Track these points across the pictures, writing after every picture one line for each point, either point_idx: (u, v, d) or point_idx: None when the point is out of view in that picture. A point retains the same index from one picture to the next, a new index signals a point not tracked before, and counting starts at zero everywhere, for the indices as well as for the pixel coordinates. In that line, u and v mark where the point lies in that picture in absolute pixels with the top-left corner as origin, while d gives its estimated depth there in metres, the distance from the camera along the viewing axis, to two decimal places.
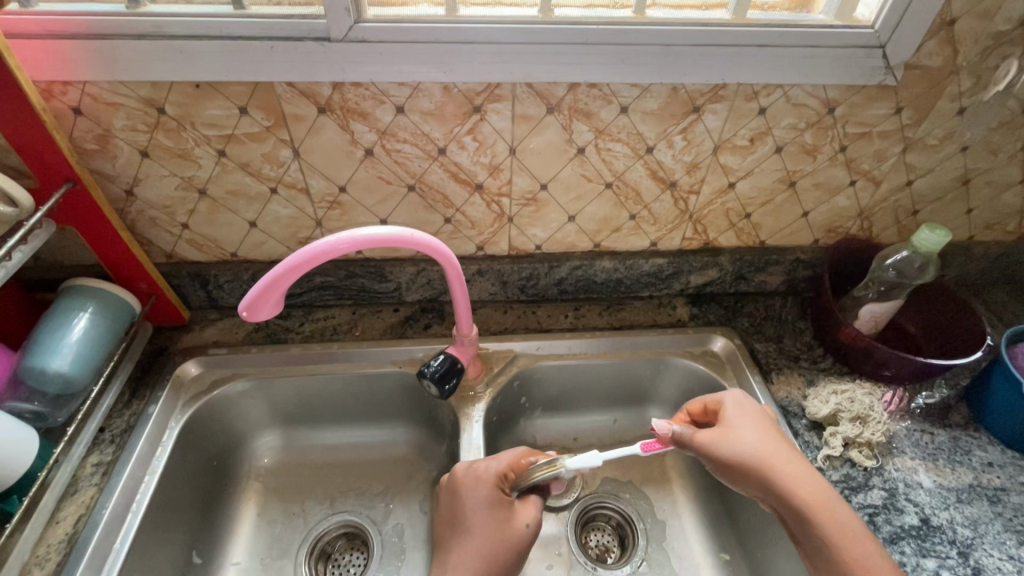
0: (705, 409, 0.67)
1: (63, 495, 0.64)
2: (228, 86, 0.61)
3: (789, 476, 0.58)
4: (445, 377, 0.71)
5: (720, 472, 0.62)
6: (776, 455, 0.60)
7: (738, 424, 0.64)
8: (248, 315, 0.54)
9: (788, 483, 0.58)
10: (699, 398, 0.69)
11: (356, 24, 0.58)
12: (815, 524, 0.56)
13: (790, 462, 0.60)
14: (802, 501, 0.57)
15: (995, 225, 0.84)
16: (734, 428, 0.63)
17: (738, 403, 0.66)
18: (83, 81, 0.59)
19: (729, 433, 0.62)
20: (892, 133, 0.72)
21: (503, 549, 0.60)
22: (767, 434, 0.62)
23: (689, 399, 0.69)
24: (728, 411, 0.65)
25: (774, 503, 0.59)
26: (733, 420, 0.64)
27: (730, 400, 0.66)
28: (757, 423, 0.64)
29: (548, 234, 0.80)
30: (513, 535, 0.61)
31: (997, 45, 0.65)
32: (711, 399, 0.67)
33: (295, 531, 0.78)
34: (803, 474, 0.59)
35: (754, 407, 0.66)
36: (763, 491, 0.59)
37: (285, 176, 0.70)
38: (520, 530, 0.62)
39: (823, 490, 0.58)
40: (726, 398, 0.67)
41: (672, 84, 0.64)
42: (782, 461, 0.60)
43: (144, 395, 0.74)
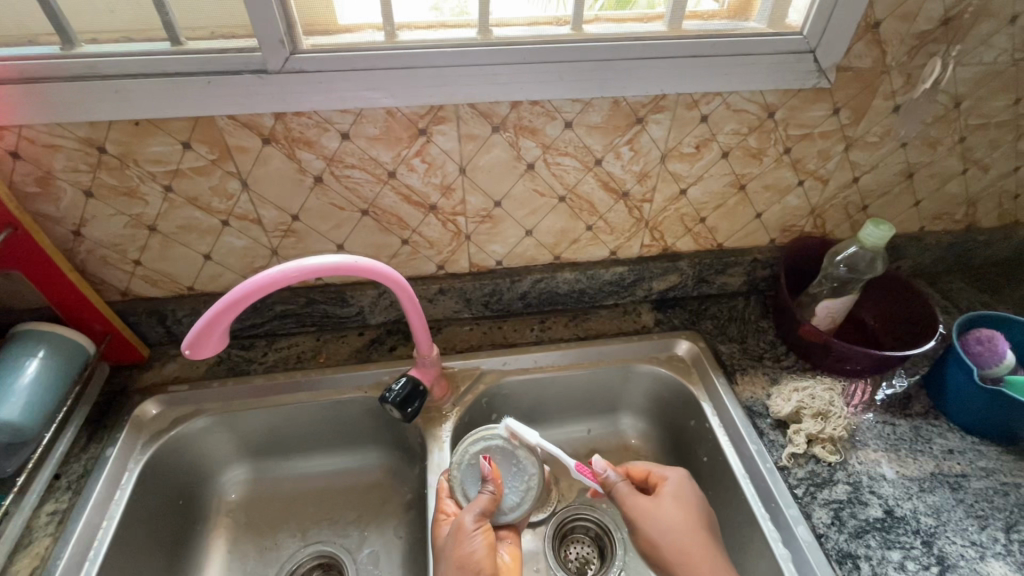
0: (647, 477, 0.69)
1: (16, 548, 0.62)
2: (168, 122, 0.61)
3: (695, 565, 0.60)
4: (407, 400, 0.71)
5: (639, 545, 0.64)
6: (693, 542, 0.62)
7: (668, 505, 0.65)
8: (192, 352, 0.53)
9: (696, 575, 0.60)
10: (645, 468, 0.70)
11: (292, 55, 0.58)
12: None
13: (706, 557, 0.61)
14: None
15: (943, 215, 0.87)
16: (664, 504, 0.65)
17: (678, 482, 0.67)
18: (18, 125, 0.58)
19: (659, 507, 0.64)
20: (832, 132, 0.74)
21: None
22: (689, 519, 0.64)
23: (637, 463, 0.71)
24: (667, 487, 0.67)
25: None
26: (667, 496, 0.66)
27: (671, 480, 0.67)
28: (682, 508, 0.65)
29: (507, 249, 0.80)
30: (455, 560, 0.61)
31: (922, 44, 0.67)
32: (655, 471, 0.69)
33: (268, 566, 0.77)
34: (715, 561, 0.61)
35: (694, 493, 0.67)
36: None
37: (235, 208, 0.70)
38: (448, 541, 0.64)
39: None
40: (669, 476, 0.68)
41: (613, 97, 0.66)
42: (696, 545, 0.62)
43: (102, 436, 0.72)
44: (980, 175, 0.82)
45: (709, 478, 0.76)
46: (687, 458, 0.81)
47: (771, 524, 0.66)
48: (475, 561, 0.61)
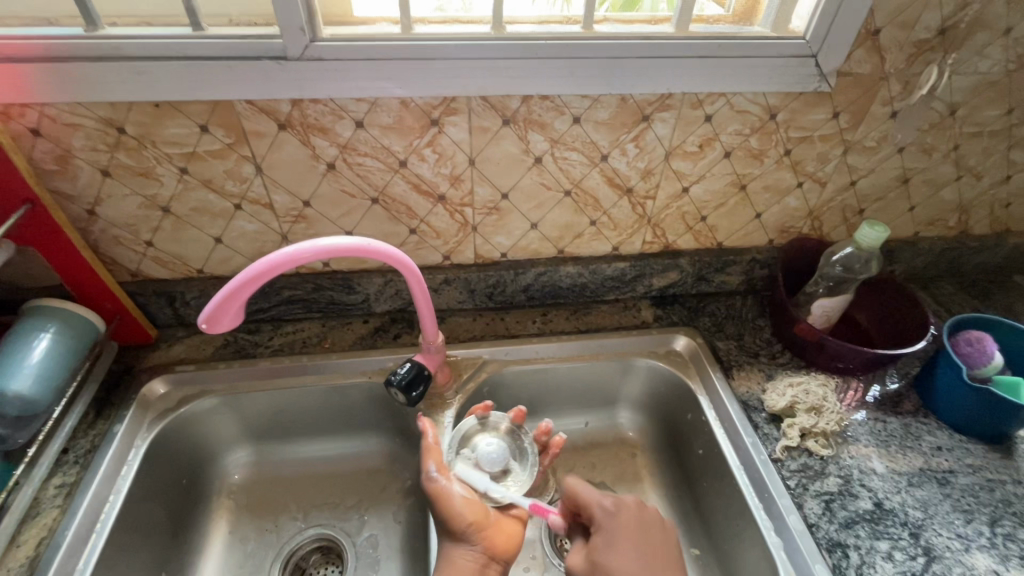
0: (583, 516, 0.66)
1: (24, 518, 0.63)
2: (188, 105, 0.62)
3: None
4: (412, 384, 0.72)
5: None
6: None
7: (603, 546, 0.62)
8: (208, 326, 0.55)
9: None
10: (580, 497, 0.66)
11: (312, 42, 0.60)
12: None
13: None
14: None
15: (937, 221, 0.89)
16: (609, 539, 0.62)
17: (618, 502, 0.65)
18: (40, 103, 0.60)
19: (590, 554, 0.62)
20: (832, 136, 0.76)
21: (454, 538, 0.65)
22: (636, 549, 0.61)
23: (576, 490, 0.66)
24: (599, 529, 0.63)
25: None
26: (604, 527, 0.63)
27: (606, 505, 0.65)
28: (635, 535, 0.62)
29: (512, 241, 0.82)
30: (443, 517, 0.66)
31: (920, 53, 0.69)
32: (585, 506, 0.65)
33: (268, 547, 0.78)
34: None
35: (626, 517, 0.64)
36: None
37: (248, 192, 0.71)
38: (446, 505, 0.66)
39: None
40: (596, 511, 0.64)
41: (620, 94, 0.68)
42: None
43: (109, 413, 0.74)
44: (973, 183, 0.85)
45: (704, 469, 0.78)
46: (683, 450, 0.83)
47: (763, 514, 0.68)
48: (458, 515, 0.66)
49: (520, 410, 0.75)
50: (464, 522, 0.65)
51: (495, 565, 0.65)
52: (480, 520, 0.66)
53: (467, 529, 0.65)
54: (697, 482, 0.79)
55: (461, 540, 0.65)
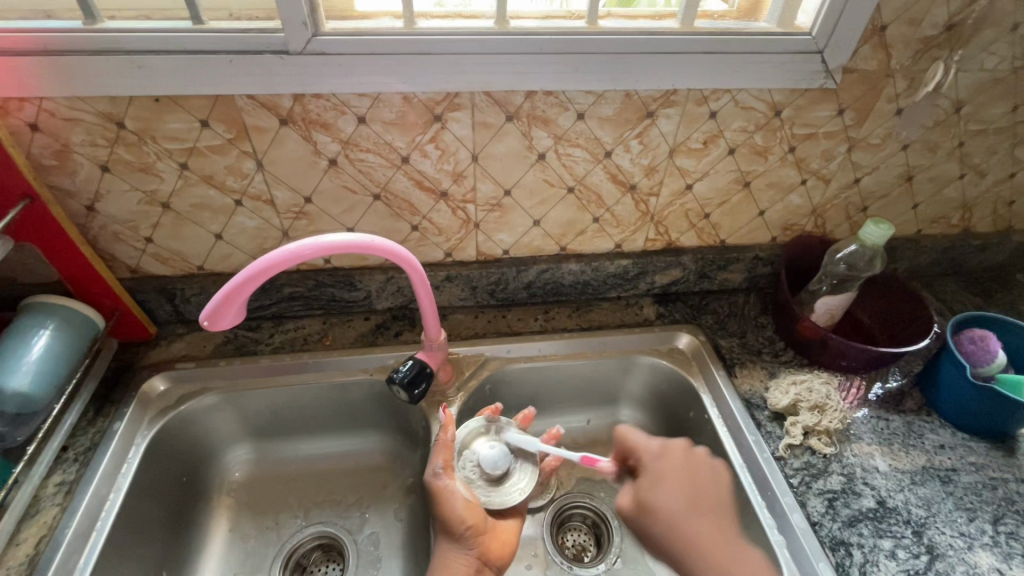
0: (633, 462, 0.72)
1: (24, 517, 0.63)
2: (188, 100, 0.62)
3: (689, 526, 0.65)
4: (414, 381, 0.72)
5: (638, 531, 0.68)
6: (693, 510, 0.66)
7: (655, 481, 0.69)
8: (210, 323, 0.54)
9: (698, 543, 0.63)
10: (633, 442, 0.73)
11: (314, 37, 0.59)
12: None
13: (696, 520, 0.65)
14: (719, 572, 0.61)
15: (940, 219, 0.89)
16: (655, 478, 0.69)
17: (664, 445, 0.71)
18: (38, 97, 0.59)
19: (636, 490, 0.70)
20: (836, 133, 0.75)
21: (452, 540, 0.66)
22: (680, 485, 0.68)
23: (630, 437, 0.73)
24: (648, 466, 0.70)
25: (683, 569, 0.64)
26: (650, 468, 0.70)
27: (654, 449, 0.71)
28: (678, 471, 0.69)
29: (514, 238, 0.82)
30: (444, 517, 0.66)
31: (926, 49, 0.69)
32: (637, 451, 0.72)
33: (269, 545, 0.77)
34: (713, 529, 0.65)
35: (677, 451, 0.70)
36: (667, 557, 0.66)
37: (248, 188, 0.70)
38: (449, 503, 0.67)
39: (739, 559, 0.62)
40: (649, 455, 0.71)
41: (625, 90, 0.67)
42: (690, 522, 0.65)
43: (109, 411, 0.73)
44: (977, 181, 0.84)
45: None
46: None
47: (766, 512, 0.67)
48: (458, 517, 0.66)
49: (529, 413, 0.78)
50: (463, 525, 0.66)
51: (488, 570, 0.66)
52: (479, 524, 0.67)
53: (465, 532, 0.65)
54: None
55: (457, 542, 0.65)
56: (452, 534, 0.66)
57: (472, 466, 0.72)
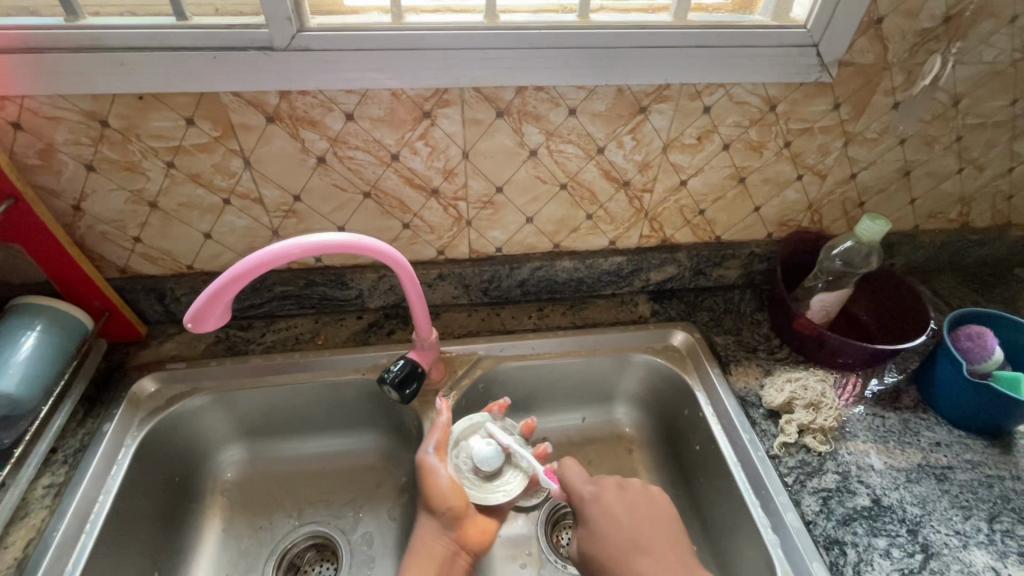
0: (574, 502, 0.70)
1: (13, 519, 0.63)
2: (173, 97, 0.61)
3: (636, 572, 0.62)
4: (405, 381, 0.71)
5: None
6: (631, 554, 0.63)
7: (590, 521, 0.67)
8: (194, 326, 0.54)
9: None
10: (570, 480, 0.71)
11: (299, 33, 0.58)
12: None
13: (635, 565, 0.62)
14: None
15: (938, 213, 0.88)
16: (587, 523, 0.67)
17: (596, 488, 0.69)
18: (20, 95, 0.58)
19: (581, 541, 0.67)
20: (833, 128, 0.74)
21: (430, 517, 0.68)
22: (618, 525, 0.65)
23: (567, 474, 0.71)
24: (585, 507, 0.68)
25: None
26: (584, 512, 0.68)
27: (588, 491, 0.69)
28: (620, 507, 0.67)
29: (508, 236, 0.81)
30: (426, 492, 0.69)
31: (923, 42, 0.68)
32: (573, 488, 0.69)
33: (262, 545, 0.77)
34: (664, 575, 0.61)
35: (613, 486, 0.69)
36: None
37: (236, 186, 0.70)
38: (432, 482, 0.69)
39: None
40: (584, 491, 0.69)
41: (617, 86, 0.66)
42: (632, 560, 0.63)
43: (98, 412, 0.73)
44: (976, 175, 0.83)
45: (702, 466, 0.77)
46: (680, 446, 0.82)
47: (761, 511, 0.67)
48: (438, 494, 0.68)
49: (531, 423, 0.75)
50: (442, 503, 0.67)
51: (465, 553, 0.67)
52: (459, 508, 0.67)
53: (443, 511, 0.67)
54: (693, 478, 0.78)
55: (436, 517, 0.67)
56: (432, 508, 0.68)
57: (466, 457, 0.72)
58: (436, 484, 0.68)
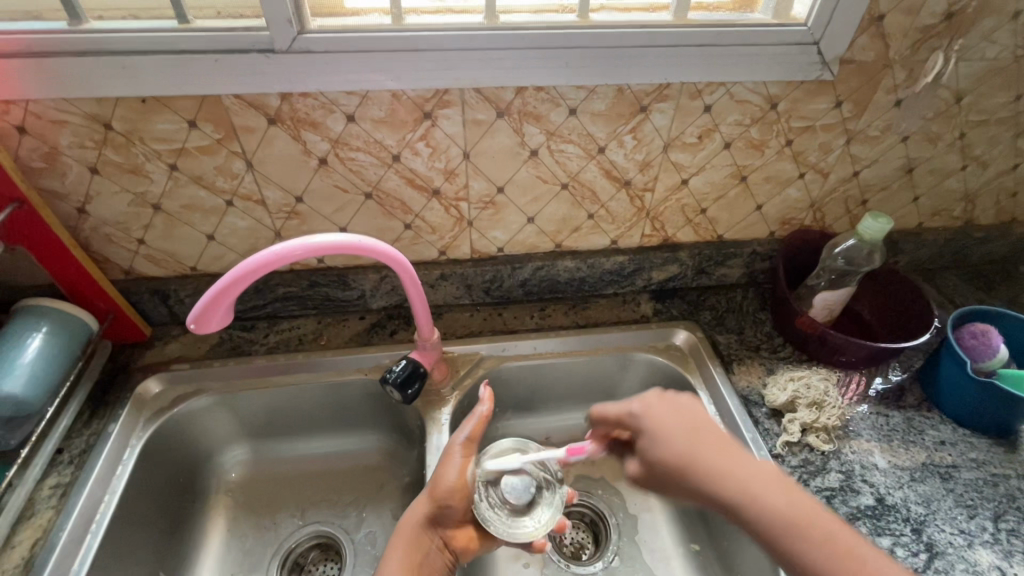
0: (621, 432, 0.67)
1: (19, 519, 0.63)
2: (175, 100, 0.61)
3: (703, 470, 0.56)
4: (407, 381, 0.72)
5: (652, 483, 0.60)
6: (694, 458, 0.57)
7: (648, 437, 0.61)
8: (196, 327, 0.54)
9: (712, 469, 0.56)
10: (611, 410, 0.66)
11: (300, 35, 0.58)
12: (797, 541, 0.50)
13: (706, 446, 0.58)
14: (780, 520, 0.51)
15: (942, 211, 0.87)
16: (647, 433, 0.61)
17: (646, 403, 0.63)
18: (25, 99, 0.59)
19: (643, 459, 0.61)
20: (834, 125, 0.74)
21: (430, 505, 0.64)
22: (678, 430, 0.60)
23: (604, 408, 0.67)
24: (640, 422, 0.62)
25: (703, 501, 0.56)
26: (641, 428, 0.62)
27: (634, 407, 0.64)
28: (674, 419, 0.61)
29: (509, 236, 0.81)
30: (434, 478, 0.65)
31: (925, 39, 0.67)
32: (614, 416, 0.65)
33: (267, 545, 0.78)
34: (722, 451, 0.57)
35: (661, 402, 0.63)
36: (689, 496, 0.57)
37: (239, 188, 0.70)
38: (444, 472, 0.65)
39: (791, 493, 0.53)
40: (635, 407, 0.64)
41: (617, 85, 0.66)
42: (701, 457, 0.57)
43: (104, 413, 0.73)
44: (979, 172, 0.83)
45: None
46: None
47: None
48: (444, 482, 0.65)
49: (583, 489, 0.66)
50: (444, 495, 0.64)
51: (447, 553, 0.64)
52: (458, 503, 0.64)
53: (442, 503, 0.64)
54: None
55: (433, 505, 0.64)
56: (430, 497, 0.65)
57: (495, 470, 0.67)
58: (444, 474, 0.65)
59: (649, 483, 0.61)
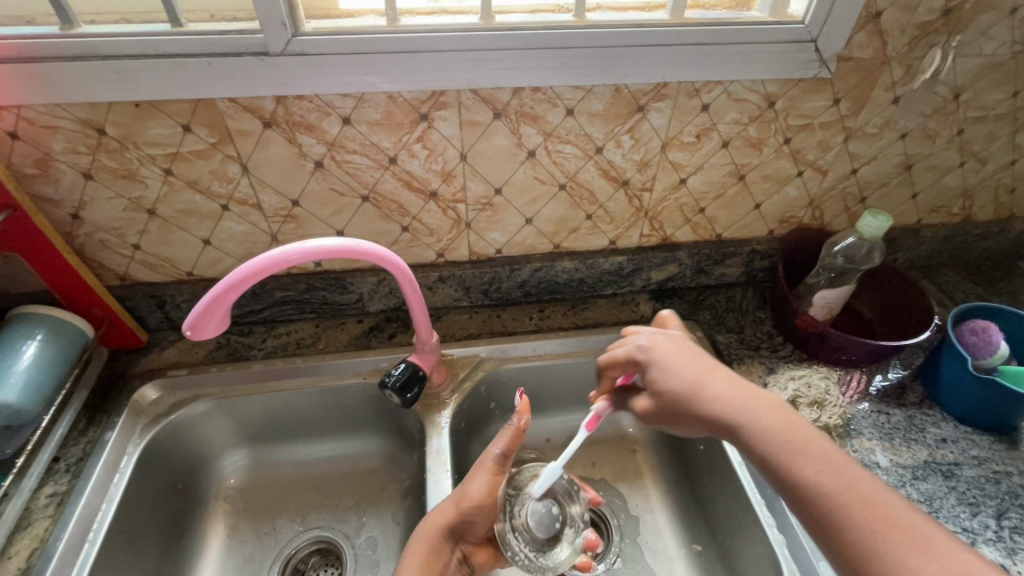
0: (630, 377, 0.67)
1: (16, 529, 0.63)
2: (169, 104, 0.61)
3: (706, 396, 0.58)
4: (407, 385, 0.71)
5: (664, 416, 0.61)
6: (700, 385, 0.59)
7: (655, 370, 0.63)
8: (192, 333, 0.54)
9: (714, 395, 0.58)
10: (619, 352, 0.67)
11: (294, 37, 0.58)
12: (790, 454, 0.51)
13: (711, 376, 0.60)
14: (773, 432, 0.53)
15: (941, 208, 0.87)
16: (654, 368, 0.63)
17: (654, 340, 0.66)
18: (17, 105, 0.58)
19: (652, 394, 0.62)
20: (832, 123, 0.74)
21: (455, 517, 0.63)
22: (682, 363, 0.62)
23: (614, 350, 0.68)
24: (649, 363, 0.64)
25: (711, 426, 0.57)
26: (648, 363, 0.64)
27: (642, 345, 0.66)
28: (682, 354, 0.63)
29: (507, 237, 0.80)
30: (460, 490, 0.64)
31: (923, 35, 0.67)
32: (621, 355, 0.66)
33: (266, 551, 0.77)
34: (725, 380, 0.59)
35: (670, 340, 0.65)
36: (698, 424, 0.58)
37: (234, 192, 0.69)
38: (472, 485, 0.64)
39: (785, 414, 0.54)
40: (641, 343, 0.66)
41: (615, 85, 0.66)
42: (706, 386, 0.59)
43: (101, 421, 0.73)
44: (977, 168, 0.83)
45: (705, 466, 0.77)
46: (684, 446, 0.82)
47: (766, 511, 0.67)
48: (472, 495, 0.63)
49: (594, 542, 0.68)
50: (473, 509, 0.63)
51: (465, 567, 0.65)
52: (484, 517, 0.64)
53: (469, 518, 0.63)
54: (697, 478, 0.78)
55: (458, 518, 0.63)
56: (456, 510, 0.63)
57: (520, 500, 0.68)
58: (473, 487, 0.64)
59: (659, 417, 0.62)
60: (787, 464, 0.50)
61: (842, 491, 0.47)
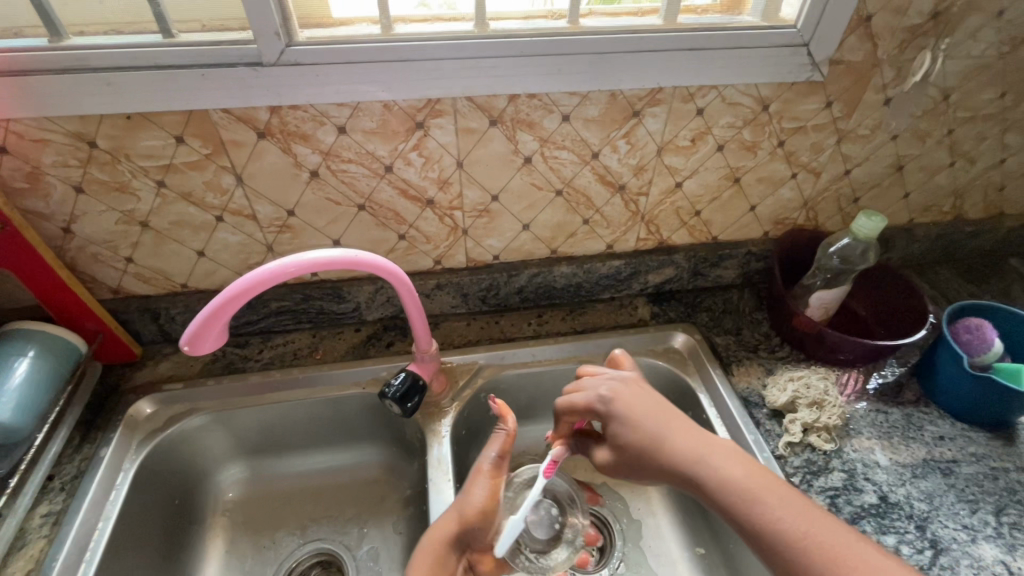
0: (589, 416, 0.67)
1: (10, 550, 0.61)
2: (161, 116, 0.60)
3: (669, 449, 0.58)
4: (407, 395, 0.71)
5: (623, 466, 0.62)
6: (664, 438, 0.59)
7: (616, 420, 0.63)
8: (190, 348, 0.53)
9: (676, 449, 0.58)
10: (576, 395, 0.66)
11: (288, 47, 0.58)
12: (753, 504, 0.52)
13: (674, 426, 0.60)
14: (736, 488, 0.54)
15: (932, 207, 0.88)
16: (615, 415, 0.63)
17: (617, 383, 0.66)
18: (5, 119, 0.57)
19: (613, 445, 0.63)
20: (825, 125, 0.75)
21: (458, 525, 0.63)
22: (645, 412, 0.62)
23: (572, 393, 0.67)
24: (606, 410, 0.64)
25: (671, 480, 0.58)
26: (608, 410, 0.64)
27: (603, 389, 0.65)
28: (641, 401, 0.63)
29: (504, 243, 0.80)
30: (462, 497, 0.64)
31: (913, 38, 0.68)
32: (581, 397, 0.66)
33: (267, 564, 0.76)
34: (683, 429, 0.60)
35: (630, 384, 0.65)
36: (657, 476, 0.59)
37: (229, 204, 0.69)
38: (473, 492, 0.64)
39: (750, 466, 0.55)
40: (603, 388, 0.65)
41: (610, 90, 0.66)
42: (670, 438, 0.59)
43: (95, 437, 0.72)
44: (968, 167, 0.84)
45: None
46: None
47: None
48: (473, 503, 0.64)
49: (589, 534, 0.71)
50: (475, 516, 0.63)
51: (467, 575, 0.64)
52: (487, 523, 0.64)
53: (472, 524, 0.63)
54: None
55: (462, 526, 0.63)
56: (459, 518, 0.63)
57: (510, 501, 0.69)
58: (473, 494, 0.64)
59: (620, 467, 0.62)
60: (753, 519, 0.52)
61: (805, 539, 0.49)
